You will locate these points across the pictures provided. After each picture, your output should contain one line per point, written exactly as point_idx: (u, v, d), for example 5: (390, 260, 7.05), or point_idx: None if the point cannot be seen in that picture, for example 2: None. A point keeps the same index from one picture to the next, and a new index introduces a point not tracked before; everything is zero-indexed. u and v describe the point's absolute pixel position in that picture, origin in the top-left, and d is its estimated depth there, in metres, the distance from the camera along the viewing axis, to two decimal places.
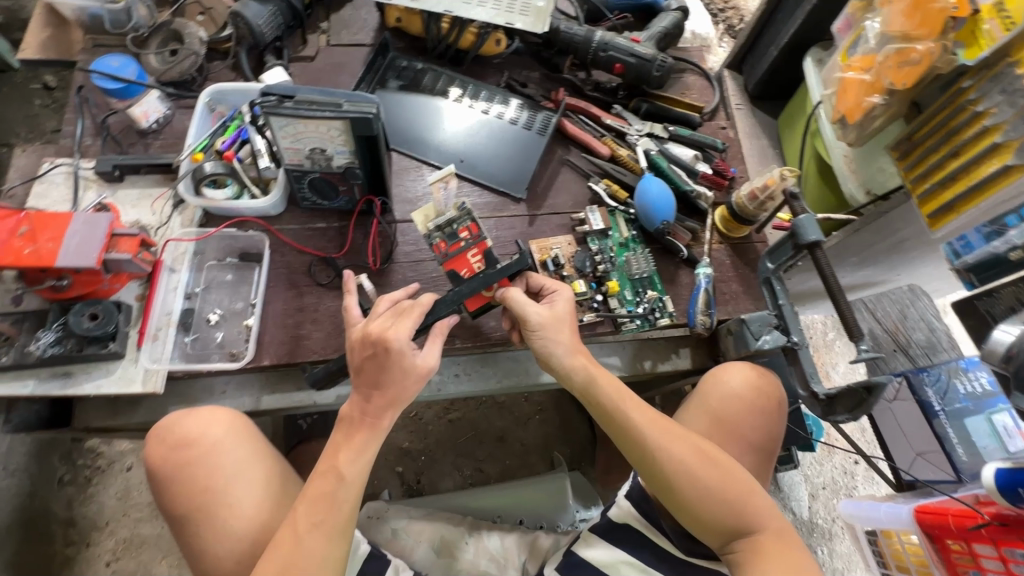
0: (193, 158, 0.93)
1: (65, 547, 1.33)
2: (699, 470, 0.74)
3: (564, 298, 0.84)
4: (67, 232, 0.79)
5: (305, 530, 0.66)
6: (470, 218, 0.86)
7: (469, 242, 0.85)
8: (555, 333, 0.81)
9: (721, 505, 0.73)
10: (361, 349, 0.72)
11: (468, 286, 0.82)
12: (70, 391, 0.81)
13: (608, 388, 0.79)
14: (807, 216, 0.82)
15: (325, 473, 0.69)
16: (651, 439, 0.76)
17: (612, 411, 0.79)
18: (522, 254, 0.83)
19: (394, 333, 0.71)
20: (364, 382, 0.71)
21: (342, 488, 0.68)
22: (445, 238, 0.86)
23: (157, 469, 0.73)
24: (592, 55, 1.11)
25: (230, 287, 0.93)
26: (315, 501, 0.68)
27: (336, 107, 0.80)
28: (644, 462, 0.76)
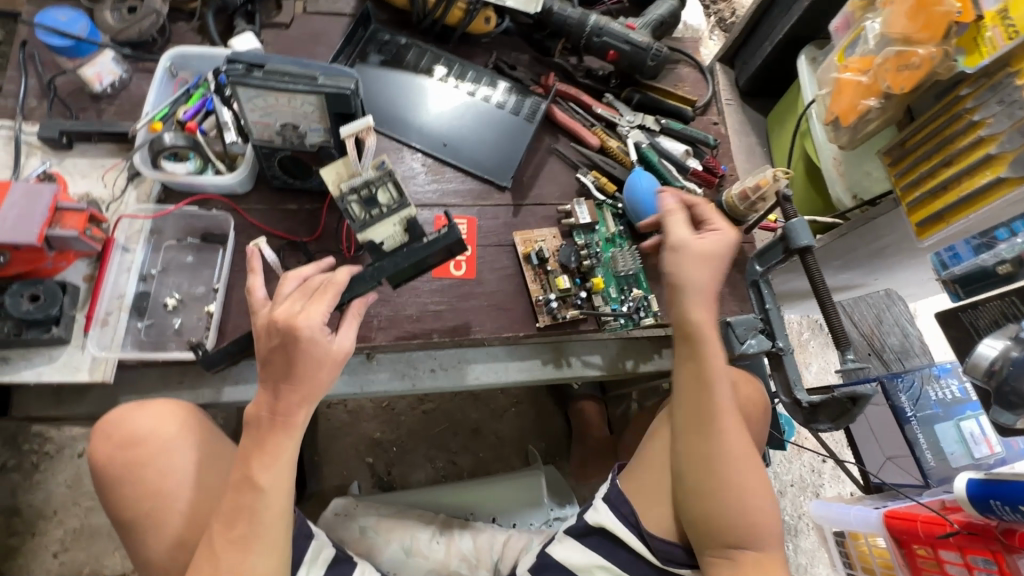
0: (151, 128, 0.85)
1: (9, 536, 1.25)
2: (745, 464, 0.76)
3: (724, 228, 0.82)
4: (4, 203, 0.72)
5: (222, 550, 0.62)
6: (393, 181, 0.71)
7: (390, 212, 0.71)
8: (693, 262, 0.79)
9: (739, 506, 0.74)
10: (268, 340, 0.65)
11: (391, 262, 0.75)
12: (6, 379, 0.74)
13: (712, 348, 0.79)
14: (800, 219, 0.80)
15: (240, 485, 0.63)
16: (723, 415, 0.77)
17: (705, 374, 0.78)
18: (451, 227, 0.74)
19: (303, 320, 0.64)
20: (273, 376, 0.65)
21: (262, 497, 0.63)
22: (366, 205, 0.71)
23: (102, 468, 0.67)
24: (586, 40, 1.06)
25: (190, 270, 0.87)
26: (233, 517, 0.63)
27: (310, 80, 0.74)
28: (705, 431, 0.77)
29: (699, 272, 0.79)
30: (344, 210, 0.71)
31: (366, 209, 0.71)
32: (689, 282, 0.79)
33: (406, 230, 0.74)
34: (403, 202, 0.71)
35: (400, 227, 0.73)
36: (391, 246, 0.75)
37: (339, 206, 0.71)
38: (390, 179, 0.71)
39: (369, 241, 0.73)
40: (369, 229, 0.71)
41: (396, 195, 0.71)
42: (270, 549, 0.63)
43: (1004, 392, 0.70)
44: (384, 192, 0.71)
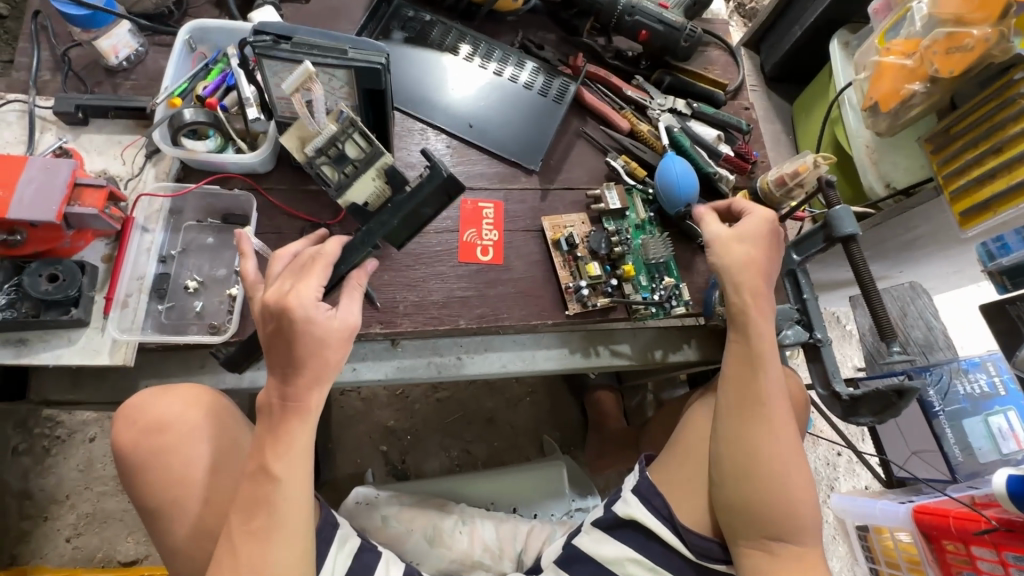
0: (170, 103, 0.82)
1: (20, 521, 1.24)
2: (790, 455, 0.75)
3: (762, 214, 0.82)
4: (20, 179, 0.70)
5: (240, 540, 0.60)
6: (357, 131, 0.72)
7: (363, 166, 0.74)
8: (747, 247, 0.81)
9: (779, 497, 0.74)
10: (264, 324, 0.63)
11: (378, 222, 0.76)
12: (24, 361, 0.72)
13: (762, 336, 0.79)
14: (843, 206, 0.77)
15: (256, 476, 0.61)
16: (771, 404, 0.77)
17: (756, 361, 0.79)
18: (434, 166, 0.76)
19: (295, 299, 0.62)
20: (277, 363, 0.63)
21: (278, 488, 0.61)
22: (338, 164, 0.74)
23: (127, 455, 0.65)
24: (617, 19, 1.02)
25: (211, 251, 0.84)
26: (250, 508, 0.61)
27: (340, 53, 0.71)
28: (750, 419, 0.77)
29: (754, 257, 0.80)
30: (318, 174, 0.75)
31: (337, 169, 0.74)
32: (732, 266, 0.80)
33: (386, 180, 0.76)
34: (372, 151, 0.74)
35: (379, 178, 0.76)
36: (375, 203, 0.80)
37: (313, 170, 0.75)
38: (354, 130, 0.72)
39: (353, 203, 0.79)
40: (347, 189, 0.76)
41: (364, 146, 0.73)
42: (292, 542, 0.61)
43: None
44: (351, 145, 0.73)
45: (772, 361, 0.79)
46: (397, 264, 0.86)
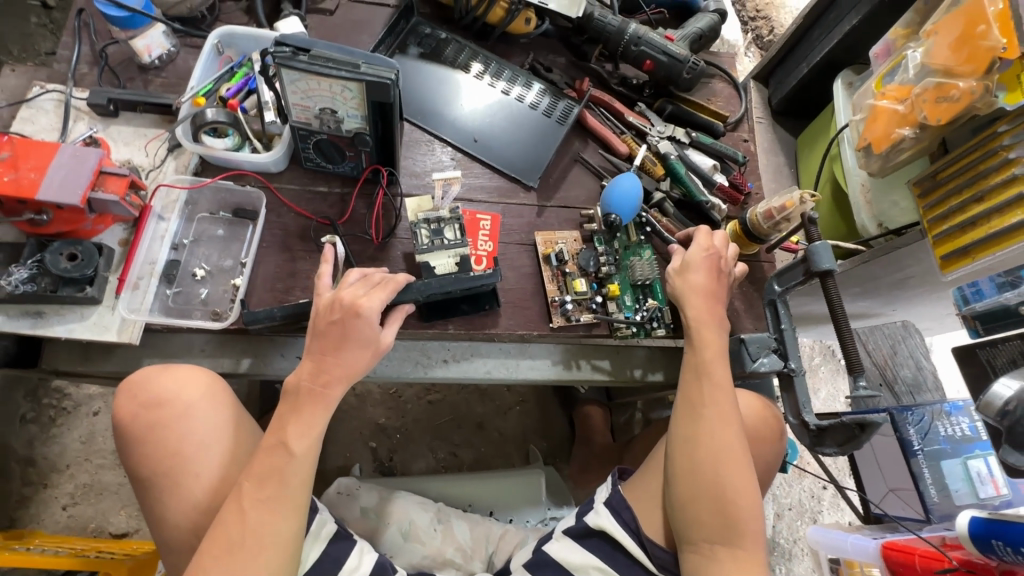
0: (195, 103, 0.88)
1: (22, 486, 1.30)
2: (730, 460, 0.77)
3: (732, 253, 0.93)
4: (52, 164, 0.76)
5: (251, 507, 0.62)
6: (459, 224, 0.87)
7: (450, 245, 0.86)
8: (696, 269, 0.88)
9: (717, 499, 0.75)
10: (326, 314, 0.68)
11: (437, 282, 0.81)
12: (39, 331, 0.77)
13: (707, 347, 0.83)
14: (823, 241, 0.80)
15: (274, 448, 0.64)
16: (710, 409, 0.79)
17: (699, 368, 0.82)
18: (497, 270, 0.84)
19: (366, 301, 0.69)
20: (320, 348, 0.68)
21: (293, 463, 0.64)
22: (433, 235, 0.86)
23: (125, 426, 0.69)
24: (623, 48, 1.07)
25: (221, 243, 0.89)
26: (264, 478, 0.63)
27: (353, 67, 0.76)
28: (688, 420, 0.80)
29: (699, 276, 0.87)
30: (415, 234, 0.86)
31: (432, 236, 0.86)
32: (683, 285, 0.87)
33: (457, 263, 0.85)
34: (462, 242, 0.86)
35: (454, 259, 0.86)
36: (442, 272, 0.85)
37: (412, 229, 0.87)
38: (457, 222, 0.86)
39: (426, 263, 0.85)
40: (430, 252, 0.85)
41: (458, 235, 0.87)
42: (295, 514, 0.64)
43: (1016, 432, 0.70)
44: (450, 229, 0.86)
45: (717, 369, 0.81)
46: (394, 268, 0.91)
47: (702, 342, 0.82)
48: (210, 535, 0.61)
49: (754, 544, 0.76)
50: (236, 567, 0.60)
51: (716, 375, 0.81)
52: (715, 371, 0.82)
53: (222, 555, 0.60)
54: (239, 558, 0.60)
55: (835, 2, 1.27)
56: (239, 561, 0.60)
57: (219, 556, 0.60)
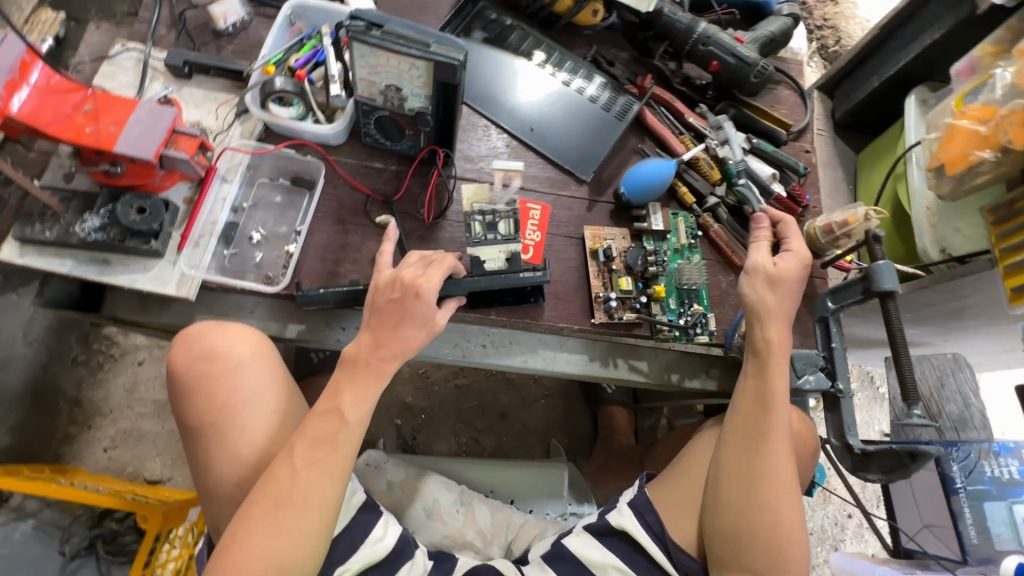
0: (265, 71, 0.91)
1: (68, 424, 1.37)
2: (785, 495, 0.78)
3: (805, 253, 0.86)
4: (130, 119, 0.78)
5: (303, 466, 0.63)
6: (514, 219, 0.86)
7: (501, 240, 0.85)
8: (786, 288, 0.83)
9: (769, 528, 0.77)
10: (387, 291, 0.69)
11: (486, 279, 0.84)
12: (105, 279, 0.81)
13: (776, 377, 0.81)
14: (888, 262, 0.77)
15: (329, 414, 0.65)
16: (773, 442, 0.79)
17: (766, 399, 0.80)
18: (546, 269, 0.86)
19: (426, 282, 0.69)
20: (379, 324, 0.68)
21: (345, 430, 0.65)
22: (487, 228, 0.86)
23: (178, 376, 0.72)
24: (690, 47, 1.05)
25: (278, 209, 0.91)
26: (316, 441, 0.64)
27: (423, 46, 0.77)
28: (752, 451, 0.79)
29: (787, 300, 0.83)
30: (469, 225, 0.86)
31: (485, 229, 0.86)
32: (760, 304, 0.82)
33: (507, 260, 0.85)
34: (513, 238, 0.86)
35: (504, 254, 0.85)
36: (491, 267, 0.85)
37: (466, 221, 0.87)
38: (513, 217, 0.86)
39: (475, 257, 0.85)
40: (481, 245, 0.85)
41: (510, 231, 0.86)
42: (340, 478, 0.65)
43: None
44: (505, 224, 0.86)
45: (784, 401, 0.80)
46: (442, 249, 0.92)
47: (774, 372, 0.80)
48: (261, 487, 0.62)
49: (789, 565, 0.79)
50: (281, 523, 0.61)
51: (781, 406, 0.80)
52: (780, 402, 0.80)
53: (272, 506, 0.61)
54: (285, 514, 0.62)
55: (917, 14, 1.21)
56: (284, 516, 0.61)
57: (266, 509, 0.61)
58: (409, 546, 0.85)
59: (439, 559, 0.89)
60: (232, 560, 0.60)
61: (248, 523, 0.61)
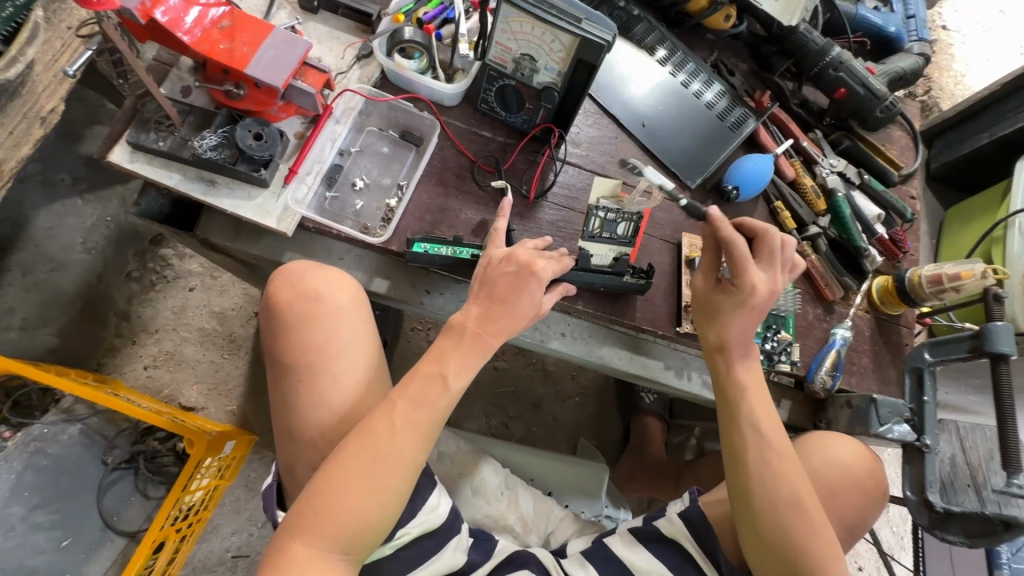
0: (395, 19, 0.89)
1: (113, 336, 1.38)
2: (786, 510, 0.72)
3: (754, 284, 0.79)
4: (264, 43, 0.77)
5: (400, 423, 0.66)
6: (635, 224, 0.88)
7: (616, 240, 0.89)
8: (722, 320, 0.81)
9: (786, 552, 0.71)
10: (502, 265, 0.74)
11: (594, 275, 0.86)
12: (208, 199, 0.79)
13: (743, 386, 0.80)
14: (1006, 326, 0.75)
15: (433, 378, 0.68)
16: (752, 453, 0.75)
17: (734, 414, 0.78)
18: (650, 280, 0.87)
19: (542, 265, 0.73)
20: (492, 296, 0.72)
21: (444, 394, 0.68)
22: (605, 225, 0.89)
23: (279, 311, 0.72)
24: (820, 70, 1.02)
25: (383, 160, 0.90)
26: (417, 402, 0.67)
27: (574, 21, 0.75)
28: (736, 471, 0.76)
29: (736, 326, 0.80)
30: (588, 218, 0.89)
31: (603, 226, 0.88)
32: (728, 328, 0.80)
33: (613, 261, 0.88)
34: (627, 241, 0.89)
35: (612, 255, 0.89)
36: (595, 263, 0.88)
37: (588, 213, 0.89)
38: (634, 222, 0.88)
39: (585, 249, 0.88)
40: (594, 241, 0.89)
41: (628, 232, 0.89)
42: (425, 439, 0.67)
43: None
44: (625, 225, 0.88)
45: (752, 408, 0.77)
46: (540, 230, 0.90)
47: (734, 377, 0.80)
48: (352, 439, 0.65)
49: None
50: (373, 476, 0.63)
51: (759, 416, 0.78)
52: (754, 413, 0.78)
53: (369, 462, 0.63)
54: (379, 468, 0.64)
55: None
56: (378, 471, 0.64)
57: (360, 462, 0.63)
58: (458, 520, 0.84)
59: (480, 538, 0.88)
60: (323, 507, 0.62)
61: (339, 468, 0.63)
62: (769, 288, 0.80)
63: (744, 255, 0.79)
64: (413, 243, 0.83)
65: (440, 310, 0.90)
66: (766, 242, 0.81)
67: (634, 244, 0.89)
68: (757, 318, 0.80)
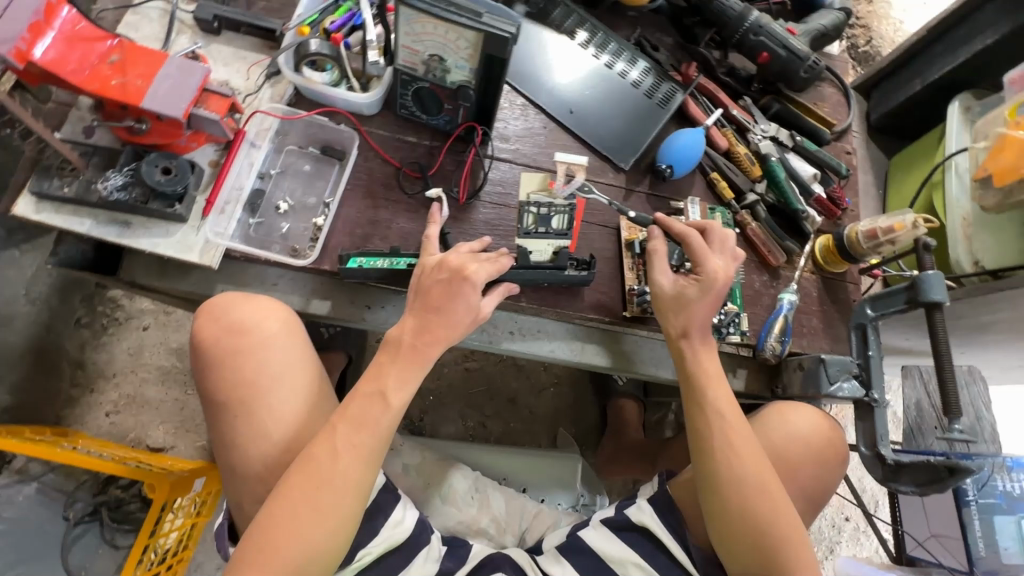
0: (299, 32, 0.86)
1: (71, 386, 1.34)
2: (750, 489, 0.73)
3: (715, 269, 0.80)
4: (159, 74, 0.74)
5: (344, 447, 0.64)
6: (568, 214, 0.87)
7: (552, 234, 0.87)
8: (688, 310, 0.80)
9: (753, 534, 0.72)
10: (434, 273, 0.73)
11: (534, 273, 0.84)
12: (125, 241, 0.77)
13: (703, 371, 0.80)
14: (937, 273, 0.76)
15: (373, 397, 0.67)
16: (717, 437, 0.76)
17: (698, 398, 0.79)
18: (591, 271, 0.86)
19: (474, 269, 0.72)
20: (425, 304, 0.71)
21: (387, 414, 0.67)
22: (540, 221, 0.87)
23: (204, 349, 0.70)
24: (740, 36, 1.01)
25: (306, 178, 0.88)
26: (359, 423, 0.66)
27: (475, 16, 0.73)
28: (703, 460, 0.76)
29: (698, 313, 0.80)
30: (522, 214, 0.88)
31: (538, 222, 0.87)
32: (689, 314, 0.81)
33: (554, 254, 0.86)
34: (564, 233, 0.87)
35: (551, 250, 0.87)
36: (536, 259, 0.85)
37: (521, 210, 0.89)
38: (566, 213, 0.87)
39: (523, 248, 0.86)
40: (529, 237, 0.87)
41: (563, 226, 0.87)
42: (374, 462, 0.66)
43: None
44: (558, 218, 0.87)
45: (715, 392, 0.78)
46: (475, 232, 0.89)
47: (700, 358, 0.81)
48: (298, 471, 0.63)
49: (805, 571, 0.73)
50: (318, 504, 0.62)
51: (720, 401, 0.78)
52: (718, 400, 0.78)
53: (310, 491, 0.62)
54: (324, 496, 0.62)
55: (967, 19, 1.19)
56: (323, 499, 0.62)
57: (302, 494, 0.62)
58: (426, 531, 0.83)
59: (453, 545, 0.87)
60: (266, 539, 0.61)
61: (282, 503, 0.62)
62: (727, 271, 0.81)
63: (699, 245, 0.82)
64: (347, 259, 0.81)
65: (385, 324, 0.89)
66: (714, 233, 0.84)
67: (571, 235, 0.87)
68: (715, 307, 0.81)
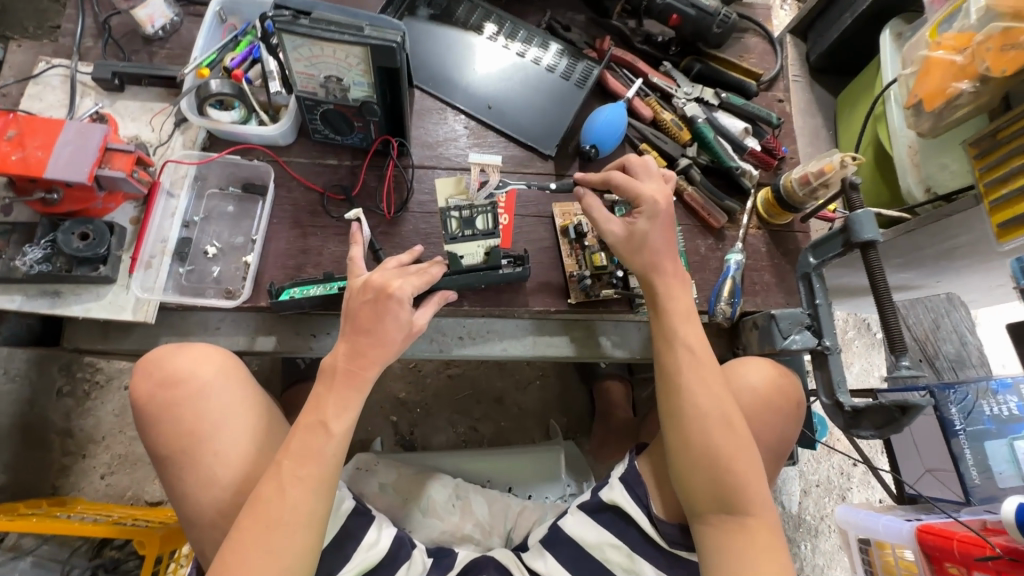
0: (198, 74, 0.85)
1: (62, 456, 1.36)
2: (715, 426, 0.72)
3: (653, 194, 0.79)
4: (58, 142, 0.74)
5: (290, 481, 0.65)
6: (492, 213, 0.81)
7: (480, 236, 0.81)
8: (648, 247, 0.79)
9: (713, 473, 0.71)
10: (360, 295, 0.72)
11: (466, 277, 0.83)
12: (57, 311, 0.77)
13: (672, 312, 0.79)
14: (866, 211, 0.74)
15: (315, 429, 0.67)
16: (686, 374, 0.75)
17: (664, 336, 0.78)
18: (525, 266, 0.85)
19: (398, 286, 0.72)
20: (355, 327, 0.71)
21: (330, 442, 0.67)
22: (464, 224, 0.81)
23: (143, 405, 0.70)
24: (648, 2, 0.99)
25: (231, 219, 0.88)
26: (303, 457, 0.66)
27: (357, 31, 0.72)
28: (670, 400, 0.76)
29: (641, 258, 0.79)
30: (444, 221, 0.81)
31: (462, 226, 0.81)
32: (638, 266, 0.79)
33: (486, 255, 0.84)
34: (492, 233, 0.81)
35: (483, 250, 0.83)
36: (468, 263, 0.84)
37: (442, 216, 0.81)
38: (491, 212, 0.81)
39: (453, 253, 0.83)
40: (457, 243, 0.81)
41: (490, 226, 0.81)
42: (324, 490, 0.66)
43: None
44: (482, 218, 0.81)
45: (681, 330, 0.78)
46: (407, 244, 0.88)
47: (665, 296, 0.79)
48: (248, 513, 0.63)
49: (762, 512, 0.72)
50: (268, 542, 0.62)
51: (690, 338, 0.77)
52: (687, 337, 0.77)
53: (261, 530, 0.63)
54: (273, 533, 0.63)
55: None
56: (273, 535, 0.63)
57: (254, 534, 0.62)
58: (405, 546, 0.83)
59: (439, 555, 0.87)
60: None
61: (234, 546, 0.62)
62: (666, 193, 0.80)
63: (623, 180, 0.81)
64: (279, 292, 0.81)
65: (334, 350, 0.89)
66: (634, 164, 0.83)
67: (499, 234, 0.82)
68: (670, 228, 0.80)
